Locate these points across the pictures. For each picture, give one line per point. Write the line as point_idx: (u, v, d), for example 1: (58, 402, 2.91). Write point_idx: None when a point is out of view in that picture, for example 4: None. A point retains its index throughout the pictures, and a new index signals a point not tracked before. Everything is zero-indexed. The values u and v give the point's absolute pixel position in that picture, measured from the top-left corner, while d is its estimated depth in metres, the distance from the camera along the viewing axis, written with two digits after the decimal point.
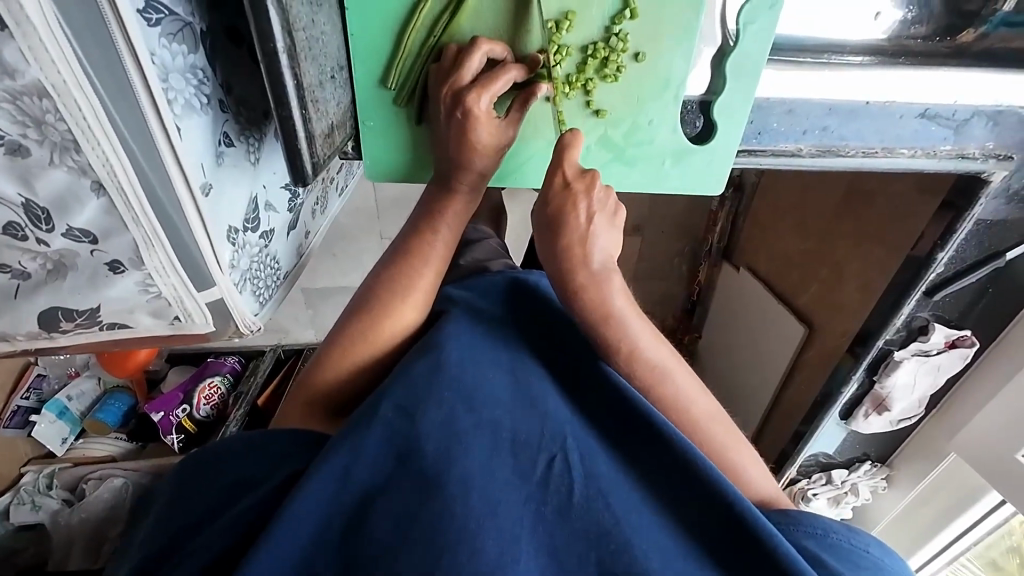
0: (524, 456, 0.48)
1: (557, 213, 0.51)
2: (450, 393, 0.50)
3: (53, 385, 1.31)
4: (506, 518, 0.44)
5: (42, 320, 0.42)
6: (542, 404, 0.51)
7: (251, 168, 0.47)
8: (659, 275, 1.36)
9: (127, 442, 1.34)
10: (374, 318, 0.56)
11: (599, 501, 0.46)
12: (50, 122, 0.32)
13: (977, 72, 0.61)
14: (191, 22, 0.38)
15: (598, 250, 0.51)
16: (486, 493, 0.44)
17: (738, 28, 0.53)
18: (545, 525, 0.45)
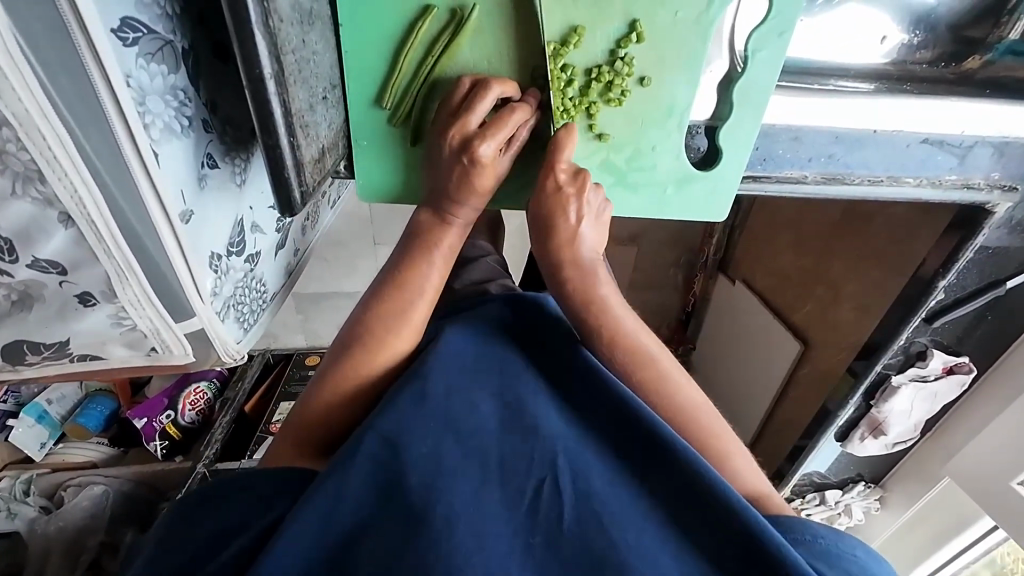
0: (512, 484, 0.47)
1: (546, 218, 0.52)
2: (435, 425, 0.48)
3: (32, 389, 1.28)
4: (494, 550, 0.42)
5: (5, 353, 0.39)
6: (537, 422, 0.50)
7: (236, 191, 0.45)
8: (655, 286, 1.36)
9: (109, 448, 1.30)
10: (367, 346, 0.54)
11: (593, 523, 0.44)
12: (11, 151, 0.29)
13: (983, 102, 0.60)
14: (172, 40, 0.36)
15: (586, 247, 0.53)
16: (473, 523, 0.43)
17: (746, 54, 0.51)
18: (536, 554, 0.43)
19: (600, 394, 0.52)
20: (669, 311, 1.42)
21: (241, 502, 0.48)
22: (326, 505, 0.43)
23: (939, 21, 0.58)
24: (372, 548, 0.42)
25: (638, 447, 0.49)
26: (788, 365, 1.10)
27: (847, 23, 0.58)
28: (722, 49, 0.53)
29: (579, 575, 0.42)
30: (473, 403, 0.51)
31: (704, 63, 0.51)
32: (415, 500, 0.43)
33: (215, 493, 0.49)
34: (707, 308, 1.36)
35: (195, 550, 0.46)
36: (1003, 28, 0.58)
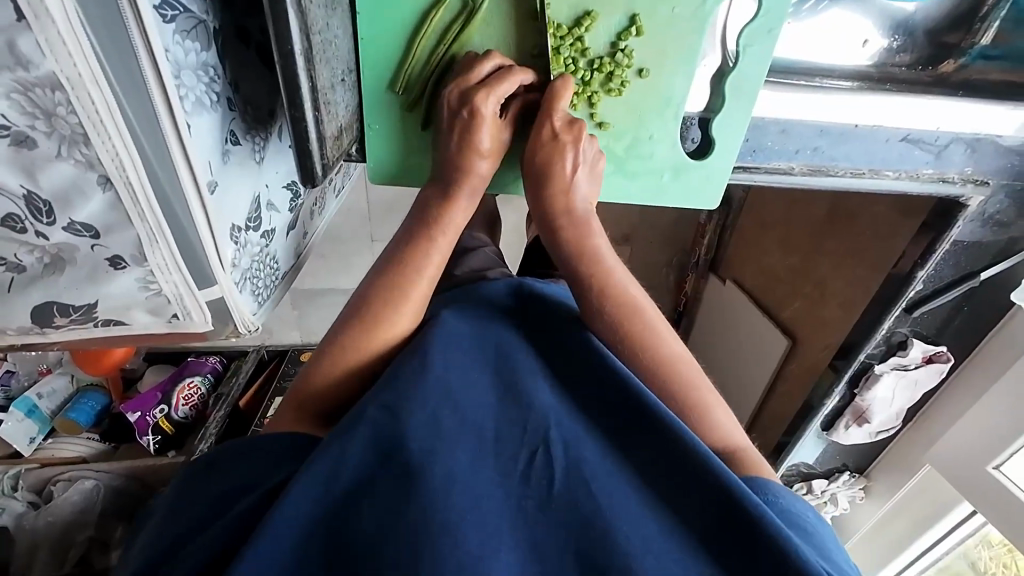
0: (507, 452, 0.48)
1: (539, 165, 0.54)
2: (434, 395, 0.50)
3: (23, 382, 1.28)
4: (488, 512, 0.44)
5: (36, 314, 0.41)
6: (532, 397, 0.52)
7: (255, 167, 0.47)
8: (649, 285, 1.40)
9: (99, 443, 1.28)
10: (366, 324, 0.55)
11: (582, 490, 0.46)
12: (61, 115, 0.32)
13: (957, 102, 0.64)
14: (205, 19, 0.38)
15: (580, 196, 0.56)
16: (469, 489, 0.45)
17: (737, 50, 0.55)
18: (526, 520, 0.45)
19: (591, 369, 0.55)
20: (660, 310, 1.45)
21: (249, 469, 0.49)
22: (334, 464, 0.45)
23: (917, 26, 0.63)
24: (377, 504, 0.44)
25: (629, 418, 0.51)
26: (777, 360, 1.13)
27: (824, 29, 0.62)
28: (715, 45, 0.56)
29: (566, 536, 0.45)
30: (471, 378, 0.53)
31: (700, 56, 0.55)
32: (419, 464, 0.45)
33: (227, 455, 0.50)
34: (700, 307, 1.39)
35: (206, 516, 0.47)
36: (975, 34, 0.62)
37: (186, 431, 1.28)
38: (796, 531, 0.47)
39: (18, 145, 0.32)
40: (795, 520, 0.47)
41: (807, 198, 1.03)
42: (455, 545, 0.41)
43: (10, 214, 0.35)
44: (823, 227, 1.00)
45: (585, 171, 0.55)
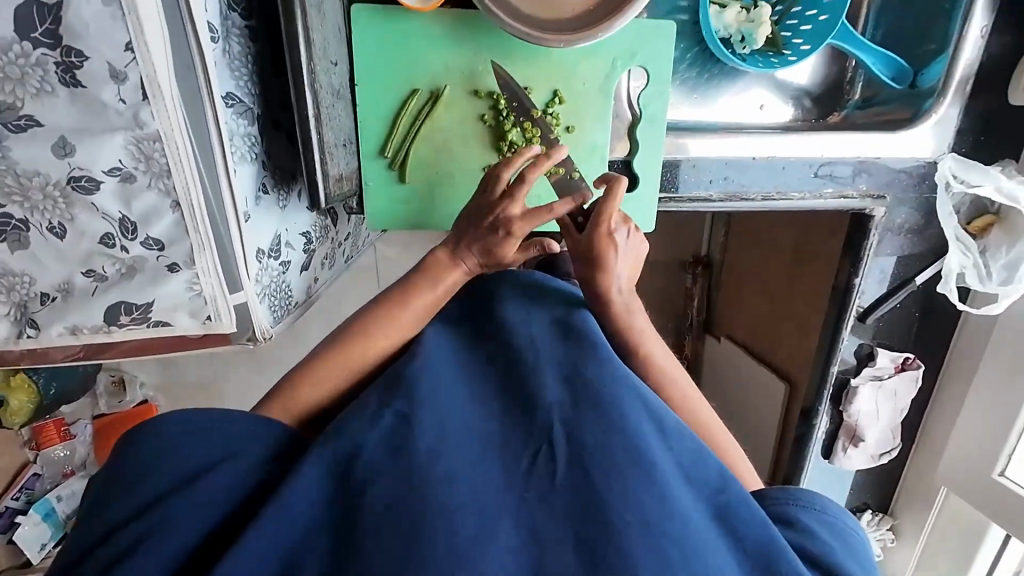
0: (511, 448, 0.45)
1: (597, 255, 0.60)
2: (436, 384, 0.49)
3: (46, 485, 1.27)
4: (483, 504, 0.41)
5: (107, 313, 0.53)
6: (540, 387, 0.49)
7: (279, 211, 0.63)
8: None
9: None
10: (359, 327, 0.58)
11: (594, 486, 0.42)
12: (155, 157, 0.47)
13: (831, 137, 0.81)
14: (253, 108, 0.57)
15: (629, 276, 0.61)
16: (466, 480, 0.42)
17: (640, 108, 0.72)
18: (526, 515, 0.42)
19: (603, 357, 0.51)
20: None
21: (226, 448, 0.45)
22: None
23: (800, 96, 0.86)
24: None
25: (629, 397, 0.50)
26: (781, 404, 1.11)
27: (734, 99, 0.89)
28: (623, 105, 0.74)
29: (572, 535, 0.41)
30: (465, 384, 0.51)
31: (610, 115, 0.72)
32: None
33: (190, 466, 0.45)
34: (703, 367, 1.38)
35: None
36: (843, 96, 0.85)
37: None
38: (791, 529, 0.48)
39: (123, 181, 0.48)
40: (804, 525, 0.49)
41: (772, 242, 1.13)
42: (449, 532, 0.39)
43: (107, 233, 0.50)
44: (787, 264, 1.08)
45: (631, 257, 0.62)
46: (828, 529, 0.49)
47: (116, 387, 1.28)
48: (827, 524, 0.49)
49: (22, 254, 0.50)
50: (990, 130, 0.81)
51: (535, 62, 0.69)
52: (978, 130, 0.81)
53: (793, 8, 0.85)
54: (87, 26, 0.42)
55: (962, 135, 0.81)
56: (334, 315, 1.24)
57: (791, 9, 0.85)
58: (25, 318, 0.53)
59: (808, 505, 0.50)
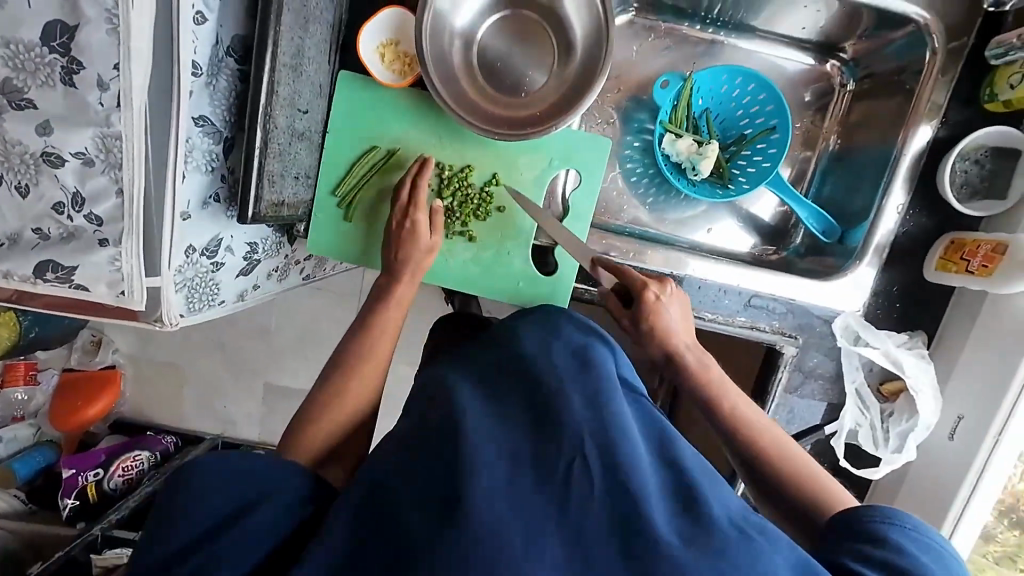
0: (544, 465, 0.44)
1: (648, 318, 0.71)
2: (459, 421, 0.48)
3: None
4: (519, 520, 0.40)
5: (37, 266, 0.61)
6: (564, 411, 0.49)
7: (224, 219, 0.72)
8: None
9: (19, 503, 1.24)
10: (352, 370, 0.69)
11: (627, 497, 0.42)
12: (114, 152, 0.57)
13: (742, 269, 0.85)
14: (223, 131, 0.68)
15: (675, 326, 0.71)
16: (497, 502, 0.41)
17: (569, 203, 0.80)
18: (568, 523, 0.41)
19: (608, 394, 0.52)
20: None
21: (255, 492, 0.51)
22: None
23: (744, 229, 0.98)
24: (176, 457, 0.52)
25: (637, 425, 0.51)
26: None
27: (682, 220, 0.98)
28: (555, 198, 0.82)
29: (615, 546, 0.40)
30: (490, 405, 0.52)
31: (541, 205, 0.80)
32: None
33: (215, 486, 0.50)
34: None
35: None
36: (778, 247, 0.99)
37: (105, 504, 1.22)
38: (871, 544, 0.49)
39: (84, 164, 0.58)
40: (896, 529, 0.50)
41: None
42: (493, 546, 0.39)
43: (59, 202, 0.60)
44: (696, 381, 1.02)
45: (680, 306, 0.72)
46: (921, 542, 0.49)
47: (92, 347, 1.37)
48: (921, 539, 0.49)
49: None
50: (907, 297, 0.84)
51: (482, 145, 0.78)
52: (895, 295, 0.84)
53: (743, 151, 0.93)
54: (90, 45, 0.54)
55: (879, 296, 0.84)
56: (308, 330, 1.34)
57: (741, 152, 0.94)
58: None
59: (893, 514, 0.51)
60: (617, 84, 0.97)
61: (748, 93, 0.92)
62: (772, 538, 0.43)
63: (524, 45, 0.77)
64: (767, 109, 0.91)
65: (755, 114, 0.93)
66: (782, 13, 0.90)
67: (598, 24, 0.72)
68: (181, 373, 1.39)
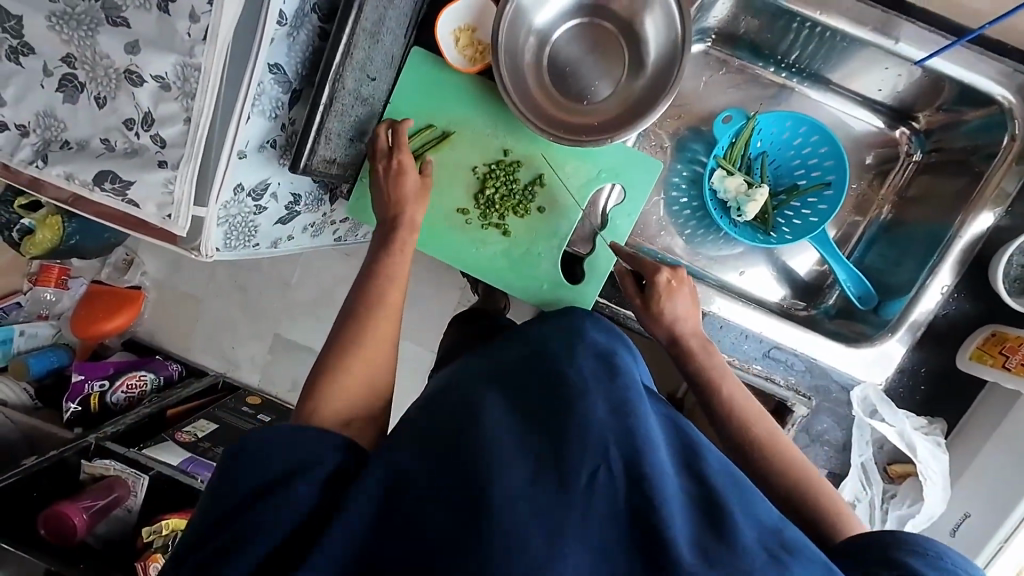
0: (567, 467, 0.44)
1: (660, 301, 0.73)
2: (473, 422, 0.48)
3: (18, 317, 1.35)
4: (543, 524, 0.41)
5: (97, 175, 0.64)
6: (583, 414, 0.48)
7: (276, 165, 0.74)
8: None
9: (27, 397, 1.29)
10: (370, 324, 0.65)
11: (649, 508, 0.42)
12: (191, 81, 0.59)
13: (769, 318, 0.83)
14: (293, 82, 0.70)
15: (684, 327, 0.73)
16: (517, 502, 0.42)
17: (608, 217, 0.80)
18: (591, 530, 0.42)
19: (633, 405, 0.50)
20: None
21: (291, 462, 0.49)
22: None
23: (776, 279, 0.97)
24: None
25: (661, 432, 0.51)
26: None
27: (714, 258, 0.97)
28: (595, 210, 0.82)
29: (634, 557, 0.41)
30: (509, 399, 0.51)
31: (579, 216, 0.80)
32: None
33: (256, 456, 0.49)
34: None
35: None
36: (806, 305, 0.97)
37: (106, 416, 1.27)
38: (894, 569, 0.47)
39: (161, 88, 0.60)
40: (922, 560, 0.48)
41: None
42: (516, 545, 0.40)
43: (131, 119, 0.62)
44: None
45: (688, 296, 0.74)
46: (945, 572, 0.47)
47: (124, 265, 1.43)
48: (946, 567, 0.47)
49: (68, 106, 0.63)
50: (932, 383, 0.82)
51: (535, 144, 0.79)
52: (920, 379, 0.82)
53: (792, 201, 0.92)
54: None
55: (903, 377, 0.82)
56: (326, 289, 1.36)
57: (789, 201, 0.92)
58: (41, 153, 0.65)
59: (923, 544, 0.49)
60: (679, 111, 0.97)
61: (809, 144, 0.90)
62: (797, 557, 0.42)
63: (598, 55, 0.78)
64: (826, 164, 0.89)
65: (811, 166, 0.91)
66: (861, 73, 0.88)
67: (673, 46, 0.72)
68: (197, 306, 1.43)
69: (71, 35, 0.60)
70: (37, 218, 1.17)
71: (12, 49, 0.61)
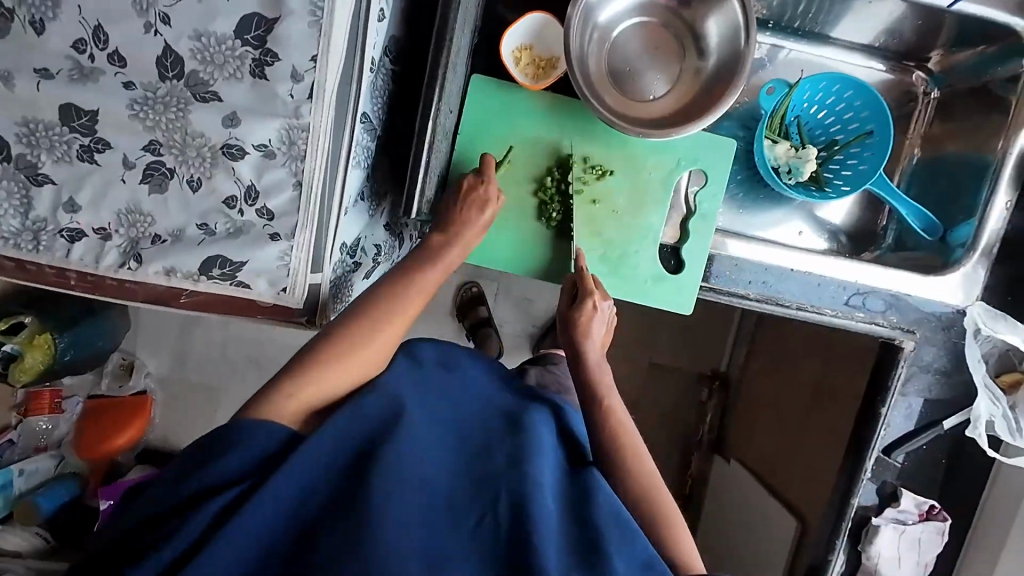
0: (456, 516, 0.51)
1: (580, 324, 0.74)
2: (396, 472, 0.51)
3: (13, 456, 1.18)
4: (418, 548, 0.48)
5: (204, 262, 0.59)
6: (488, 469, 0.55)
7: (365, 218, 0.71)
8: (669, 423, 1.46)
9: (44, 542, 1.13)
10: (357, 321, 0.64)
11: (520, 550, 0.49)
12: (299, 144, 0.56)
13: (858, 266, 0.86)
14: (376, 129, 0.68)
15: (594, 340, 0.75)
16: (416, 543, 0.48)
17: (696, 202, 0.81)
18: (459, 559, 0.49)
19: (533, 457, 0.57)
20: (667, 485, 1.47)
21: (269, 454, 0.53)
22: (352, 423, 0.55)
23: (837, 229, 1.01)
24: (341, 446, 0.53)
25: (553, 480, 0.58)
26: (789, 545, 1.04)
27: (775, 221, 0.99)
28: (680, 200, 0.82)
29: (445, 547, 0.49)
30: (446, 441, 0.58)
31: (667, 206, 0.81)
32: None
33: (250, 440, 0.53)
34: (707, 494, 1.38)
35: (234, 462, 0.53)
36: (871, 248, 1.01)
37: None
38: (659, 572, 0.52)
39: (265, 156, 0.57)
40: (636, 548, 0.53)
41: (793, 373, 1.16)
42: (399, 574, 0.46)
43: (233, 197, 0.58)
44: (813, 395, 1.06)
45: (603, 321, 0.76)
46: None
47: (123, 370, 1.31)
48: None
49: (156, 196, 0.58)
50: (1016, 291, 0.87)
51: (613, 146, 0.80)
52: (1004, 289, 0.87)
53: (836, 155, 0.96)
54: (289, 37, 0.54)
55: (989, 292, 0.87)
56: None
57: (834, 155, 0.97)
58: (132, 252, 0.59)
59: None
60: None
61: (843, 99, 0.95)
62: None
63: (653, 53, 0.80)
64: (863, 115, 0.95)
65: (847, 120, 0.97)
66: (873, 24, 0.94)
67: (732, 28, 0.75)
68: (218, 397, 1.34)
69: (157, 120, 0.56)
70: (22, 341, 1.05)
71: (84, 148, 0.56)
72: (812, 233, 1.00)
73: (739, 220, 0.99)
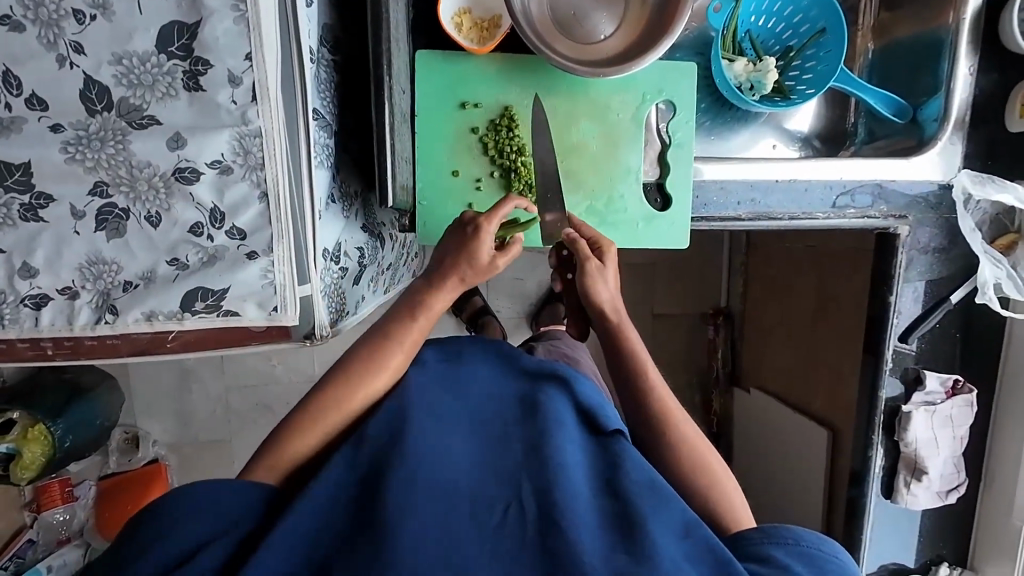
0: (479, 513, 0.50)
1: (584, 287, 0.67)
2: (419, 477, 0.52)
3: (38, 554, 1.13)
4: (439, 554, 0.46)
5: (184, 299, 0.56)
6: (513, 462, 0.55)
7: (341, 220, 0.68)
8: (682, 368, 1.47)
9: None
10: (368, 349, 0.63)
11: (557, 536, 0.48)
12: (254, 152, 0.53)
13: (843, 162, 0.85)
14: (330, 125, 0.64)
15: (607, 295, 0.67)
16: (441, 546, 0.47)
17: (669, 133, 0.79)
18: (491, 558, 0.47)
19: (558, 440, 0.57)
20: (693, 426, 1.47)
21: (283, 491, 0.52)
22: None
23: (808, 135, 1.00)
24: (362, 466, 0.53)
25: (584, 458, 0.57)
26: (826, 455, 1.06)
27: (746, 139, 0.98)
28: (653, 135, 0.80)
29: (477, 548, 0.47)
30: (475, 439, 0.58)
31: (641, 144, 0.79)
32: None
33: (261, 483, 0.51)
34: (733, 428, 1.38)
35: None
36: (845, 145, 1.01)
37: None
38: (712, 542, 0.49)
39: (221, 173, 0.53)
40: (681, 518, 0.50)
41: (793, 292, 1.17)
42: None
43: (198, 223, 0.54)
44: (818, 307, 1.07)
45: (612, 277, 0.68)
46: (807, 558, 0.51)
47: (128, 444, 1.25)
48: (807, 553, 0.51)
49: (116, 241, 0.54)
50: (995, 154, 0.88)
51: (574, 94, 0.77)
52: (984, 154, 0.88)
53: (794, 61, 0.96)
54: (216, 39, 0.50)
55: (970, 160, 0.87)
56: None
57: (791, 62, 0.96)
58: (105, 305, 0.56)
59: (786, 535, 0.52)
60: None
61: (790, 4, 0.94)
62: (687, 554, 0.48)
63: None
64: (812, 14, 0.93)
65: (798, 23, 0.95)
66: None
67: None
68: (230, 449, 1.31)
69: (97, 158, 0.52)
70: (16, 438, 1.00)
71: (26, 207, 0.52)
72: (786, 144, 0.99)
73: (712, 146, 0.98)
